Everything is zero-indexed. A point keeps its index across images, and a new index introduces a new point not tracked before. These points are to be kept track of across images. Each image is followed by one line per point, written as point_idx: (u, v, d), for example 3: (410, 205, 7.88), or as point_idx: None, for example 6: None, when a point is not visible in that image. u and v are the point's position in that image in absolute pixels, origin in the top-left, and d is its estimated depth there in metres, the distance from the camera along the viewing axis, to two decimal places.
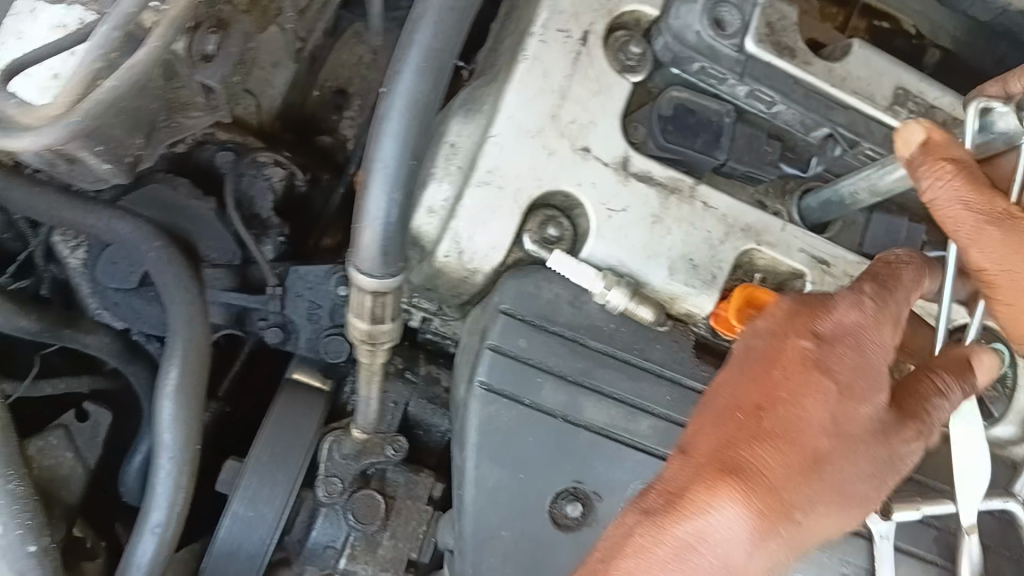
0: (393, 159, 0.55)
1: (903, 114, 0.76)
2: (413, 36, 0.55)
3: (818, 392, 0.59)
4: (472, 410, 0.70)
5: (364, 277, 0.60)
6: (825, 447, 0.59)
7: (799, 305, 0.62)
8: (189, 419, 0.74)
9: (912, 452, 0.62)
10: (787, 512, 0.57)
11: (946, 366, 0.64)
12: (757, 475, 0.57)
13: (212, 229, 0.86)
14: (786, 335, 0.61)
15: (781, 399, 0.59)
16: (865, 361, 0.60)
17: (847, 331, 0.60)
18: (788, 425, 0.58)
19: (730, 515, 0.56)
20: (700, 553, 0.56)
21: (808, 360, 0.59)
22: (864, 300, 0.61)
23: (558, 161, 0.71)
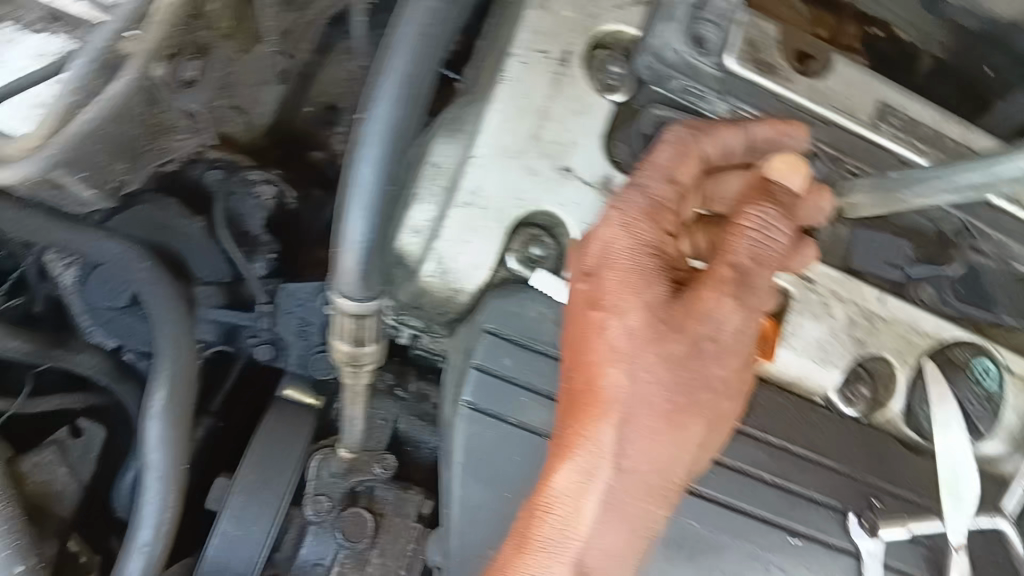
0: (371, 183, 0.56)
1: (886, 130, 0.76)
2: (388, 64, 0.56)
3: (594, 329, 0.60)
4: (456, 430, 0.71)
5: (345, 301, 0.60)
6: (639, 355, 0.58)
7: (577, 248, 0.63)
8: (176, 440, 0.74)
9: (719, 323, 0.57)
10: (636, 423, 0.60)
11: (748, 193, 0.60)
12: (600, 405, 0.60)
13: (202, 245, 0.88)
14: (574, 282, 0.62)
15: (579, 336, 0.61)
16: (621, 278, 0.59)
17: (603, 256, 0.60)
18: (586, 379, 0.60)
19: (563, 484, 0.60)
20: (581, 486, 0.60)
21: (585, 300, 0.61)
22: (611, 219, 0.60)
23: (540, 181, 0.71)
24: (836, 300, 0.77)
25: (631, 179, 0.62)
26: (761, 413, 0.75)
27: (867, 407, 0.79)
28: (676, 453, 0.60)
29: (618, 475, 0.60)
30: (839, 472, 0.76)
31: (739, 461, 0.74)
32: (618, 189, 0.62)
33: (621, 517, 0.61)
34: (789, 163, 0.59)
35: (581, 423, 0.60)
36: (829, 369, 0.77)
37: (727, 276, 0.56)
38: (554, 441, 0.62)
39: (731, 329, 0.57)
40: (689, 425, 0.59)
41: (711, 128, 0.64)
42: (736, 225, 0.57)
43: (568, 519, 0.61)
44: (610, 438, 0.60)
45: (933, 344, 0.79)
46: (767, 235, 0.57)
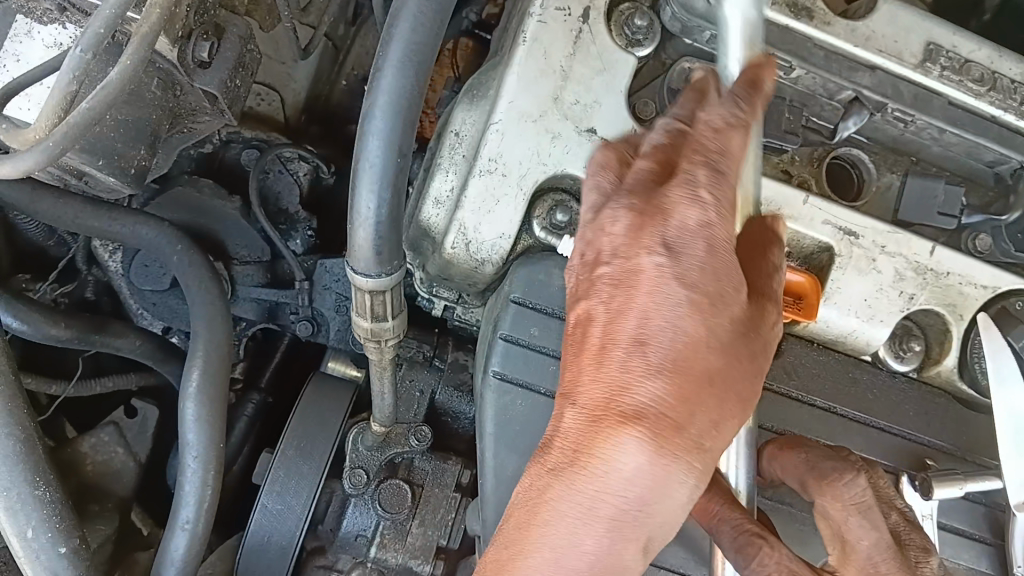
0: (379, 157, 0.55)
1: (935, 71, 0.71)
2: (391, 30, 0.54)
3: (682, 304, 0.50)
4: (487, 400, 0.70)
5: (362, 276, 0.59)
6: (731, 342, 0.51)
7: (638, 214, 0.53)
8: (214, 419, 0.74)
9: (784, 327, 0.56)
10: (721, 414, 0.51)
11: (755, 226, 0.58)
12: (688, 388, 0.50)
13: (238, 226, 0.89)
14: (633, 248, 0.52)
15: (654, 311, 0.50)
16: (717, 261, 0.51)
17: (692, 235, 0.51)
18: (678, 359, 0.50)
19: (637, 469, 0.49)
20: (655, 479, 0.49)
21: (663, 272, 0.51)
22: (701, 197, 0.51)
23: (562, 144, 0.69)
24: (883, 253, 0.71)
25: (715, 160, 0.52)
26: (804, 377, 0.72)
27: (918, 364, 0.75)
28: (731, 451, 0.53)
29: (695, 470, 0.50)
30: (889, 433, 0.73)
31: (781, 425, 0.71)
32: (698, 167, 0.52)
33: (677, 513, 0.51)
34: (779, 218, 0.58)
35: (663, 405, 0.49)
36: (877, 325, 0.72)
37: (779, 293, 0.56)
38: (627, 422, 0.50)
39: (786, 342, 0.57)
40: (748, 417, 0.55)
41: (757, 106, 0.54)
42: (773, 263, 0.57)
43: (642, 509, 0.50)
44: (695, 426, 0.50)
45: (990, 295, 0.74)
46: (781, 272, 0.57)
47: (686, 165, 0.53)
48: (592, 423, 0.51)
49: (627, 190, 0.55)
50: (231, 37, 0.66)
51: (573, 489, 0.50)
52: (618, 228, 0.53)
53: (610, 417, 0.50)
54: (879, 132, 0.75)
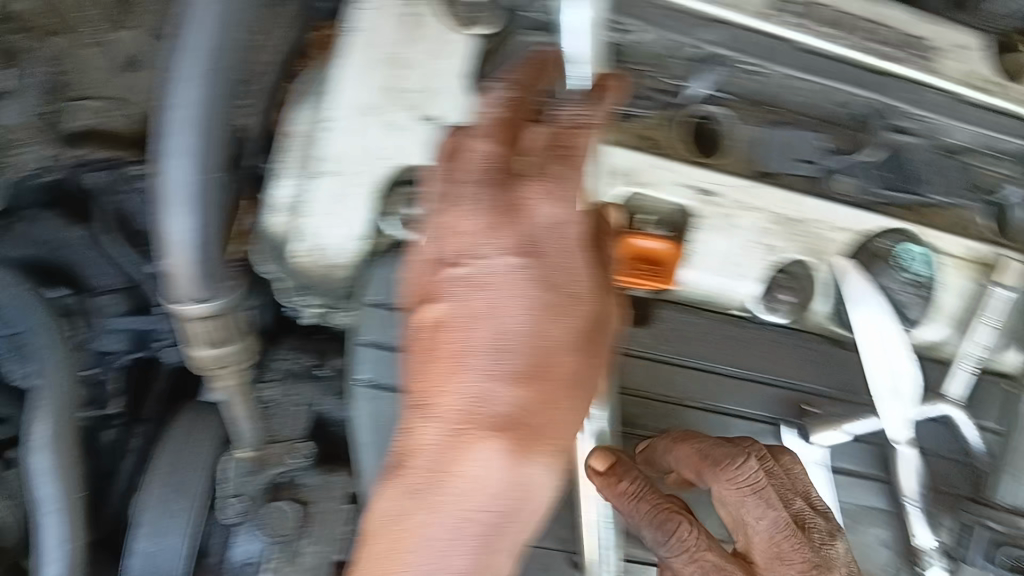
0: (188, 181, 0.51)
1: (778, 17, 0.66)
2: (182, 38, 0.48)
3: (527, 315, 0.53)
4: (358, 409, 0.68)
5: (188, 306, 0.55)
6: (575, 350, 0.55)
7: (499, 212, 0.52)
8: (70, 469, 0.71)
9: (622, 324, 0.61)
10: (568, 415, 0.57)
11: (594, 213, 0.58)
12: (541, 391, 0.55)
13: (89, 257, 0.85)
14: (489, 258, 0.53)
15: (510, 323, 0.54)
16: (560, 267, 0.54)
17: (548, 236, 0.53)
18: (529, 367, 0.54)
19: (496, 469, 0.54)
20: (517, 477, 0.55)
21: (517, 282, 0.53)
22: (555, 197, 0.52)
23: (401, 136, 0.65)
24: (743, 210, 0.70)
25: (561, 161, 0.51)
26: (681, 342, 0.75)
27: (793, 315, 0.75)
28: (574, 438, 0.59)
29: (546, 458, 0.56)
30: (768, 384, 0.77)
31: (660, 389, 0.73)
32: (552, 166, 0.51)
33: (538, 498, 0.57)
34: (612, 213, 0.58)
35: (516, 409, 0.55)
36: (741, 282, 0.72)
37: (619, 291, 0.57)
38: (489, 431, 0.54)
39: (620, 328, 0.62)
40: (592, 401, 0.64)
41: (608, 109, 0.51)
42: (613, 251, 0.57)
43: (502, 504, 0.56)
44: (545, 424, 0.56)
45: (856, 241, 0.73)
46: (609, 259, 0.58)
47: (539, 158, 0.52)
48: (455, 434, 0.54)
49: (479, 184, 0.52)
50: None
51: (439, 506, 0.55)
52: (474, 225, 0.52)
53: (470, 424, 0.54)
54: None
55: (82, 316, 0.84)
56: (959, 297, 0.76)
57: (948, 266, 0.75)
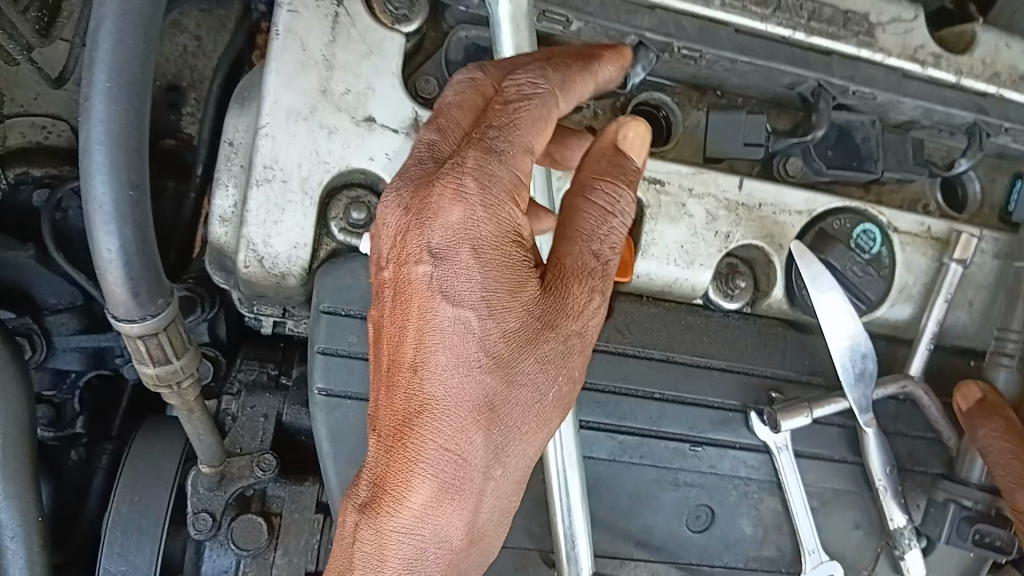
0: (108, 195, 0.50)
1: (717, 1, 0.69)
2: (92, 54, 0.49)
3: (449, 331, 0.47)
4: (317, 420, 0.67)
5: (126, 322, 0.54)
6: (508, 357, 0.48)
7: (407, 211, 0.47)
8: (27, 493, 0.69)
9: (583, 316, 0.50)
10: (507, 428, 0.50)
11: (593, 157, 0.52)
12: (462, 414, 0.48)
13: (42, 276, 0.83)
14: (402, 261, 0.48)
15: (420, 339, 0.48)
16: (486, 271, 0.47)
17: (456, 238, 0.46)
18: (442, 388, 0.48)
19: (424, 500, 0.50)
20: (449, 501, 0.50)
21: (428, 287, 0.47)
22: (468, 192, 0.46)
23: (340, 139, 0.64)
24: (692, 197, 0.71)
25: (495, 133, 0.47)
26: (643, 335, 0.70)
27: (749, 298, 0.75)
28: (536, 444, 0.53)
29: (491, 478, 0.51)
30: (730, 371, 0.73)
31: (625, 386, 0.70)
32: (470, 151, 0.47)
33: (491, 510, 0.54)
34: (640, 136, 0.53)
35: (441, 439, 0.49)
36: (698, 270, 0.71)
37: (591, 265, 0.50)
38: (412, 456, 0.49)
39: (593, 323, 0.51)
40: (550, 421, 0.52)
41: (569, 81, 0.51)
42: (599, 203, 0.51)
43: (442, 525, 0.52)
44: (481, 450, 0.50)
45: (807, 219, 0.73)
46: (611, 220, 0.51)
47: (468, 139, 0.48)
48: (387, 449, 0.51)
49: (406, 175, 0.49)
50: None
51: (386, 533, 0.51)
52: (390, 223, 0.48)
53: (399, 447, 0.50)
54: (674, 71, 0.73)
55: (41, 336, 0.83)
56: (915, 274, 0.75)
57: (899, 243, 0.75)
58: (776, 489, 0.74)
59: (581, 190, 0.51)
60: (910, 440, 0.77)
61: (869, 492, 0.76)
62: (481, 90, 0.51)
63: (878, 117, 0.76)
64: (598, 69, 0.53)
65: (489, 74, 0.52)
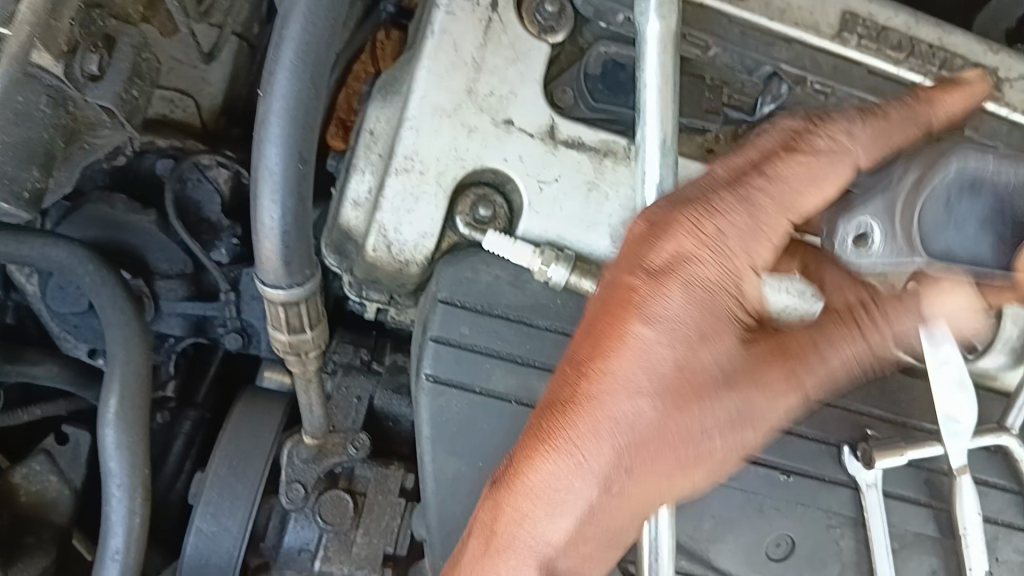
0: (279, 166, 0.53)
1: (854, 41, 0.71)
2: (282, 34, 0.52)
3: (638, 348, 0.51)
4: (421, 404, 0.68)
5: (273, 289, 0.57)
6: (680, 398, 0.51)
7: (647, 230, 0.53)
8: (136, 445, 0.72)
9: (774, 400, 0.52)
10: (648, 461, 0.52)
11: (900, 299, 0.53)
12: (613, 425, 0.51)
13: (158, 240, 0.87)
14: (623, 275, 0.52)
15: (607, 347, 0.52)
16: (694, 308, 0.50)
17: (676, 265, 0.51)
18: (607, 398, 0.51)
19: (544, 482, 0.53)
20: (553, 501, 0.53)
21: (637, 304, 0.51)
22: (704, 232, 0.51)
23: (479, 138, 0.67)
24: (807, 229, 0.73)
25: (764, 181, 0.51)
26: None
27: None
28: (672, 490, 0.54)
29: (608, 497, 0.53)
30: (828, 405, 0.74)
31: None
32: (729, 193, 0.51)
33: (599, 532, 0.55)
34: (885, 175, 0.48)
35: (589, 443, 0.52)
36: None
37: (808, 361, 0.52)
38: (553, 443, 0.53)
39: (784, 412, 0.53)
40: (693, 473, 0.54)
41: (891, 132, 0.52)
42: (857, 321, 0.53)
43: (540, 526, 0.54)
44: (609, 464, 0.52)
45: None
46: (840, 349, 0.53)
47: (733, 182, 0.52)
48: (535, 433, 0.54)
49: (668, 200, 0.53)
50: (123, 49, 0.63)
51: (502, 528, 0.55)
52: (631, 234, 0.54)
53: (544, 432, 0.53)
54: None
55: (150, 298, 0.87)
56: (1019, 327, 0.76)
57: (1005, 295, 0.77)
58: (856, 525, 0.74)
59: (849, 311, 0.53)
60: (997, 493, 0.77)
61: (948, 539, 0.76)
62: (770, 136, 0.53)
63: None
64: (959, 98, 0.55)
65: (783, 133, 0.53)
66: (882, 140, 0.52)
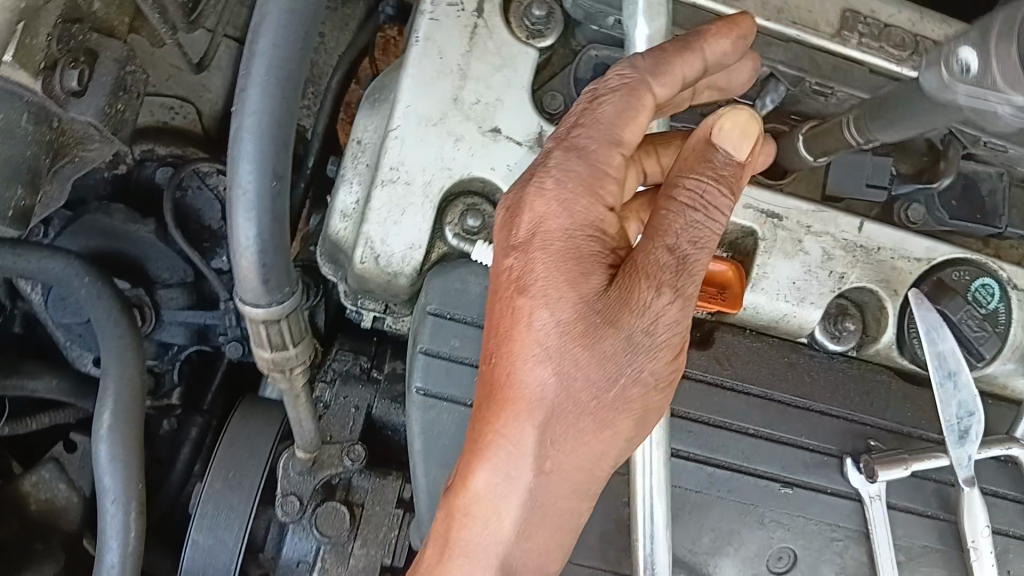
0: (253, 184, 0.52)
1: (855, 39, 0.69)
2: (253, 49, 0.51)
3: (520, 318, 0.50)
4: (412, 418, 0.67)
5: (253, 307, 0.56)
6: (563, 354, 0.49)
7: (506, 212, 0.52)
8: (130, 459, 0.72)
9: (654, 315, 0.47)
10: (560, 423, 0.50)
11: (687, 155, 0.50)
12: (512, 397, 0.50)
13: (157, 250, 0.87)
14: (499, 257, 0.52)
15: (498, 331, 0.51)
16: (555, 262, 0.49)
17: (538, 229, 0.50)
18: (502, 372, 0.51)
19: (481, 485, 0.52)
20: (492, 494, 0.52)
21: (513, 277, 0.50)
22: (548, 190, 0.50)
23: (466, 147, 0.65)
24: (809, 234, 0.71)
25: (578, 132, 0.51)
26: (743, 367, 0.72)
27: (858, 342, 0.74)
28: (604, 451, 0.51)
29: (542, 472, 0.51)
30: (830, 415, 0.72)
31: (717, 417, 0.71)
32: (556, 148, 0.51)
33: (556, 511, 0.53)
34: (737, 125, 0.48)
35: (499, 424, 0.51)
36: (808, 307, 0.71)
37: (667, 261, 0.47)
38: (476, 438, 0.52)
39: (665, 322, 0.48)
40: (617, 424, 0.50)
41: (663, 62, 0.52)
42: (677, 199, 0.48)
43: (490, 517, 0.52)
44: (529, 441, 0.50)
45: (925, 268, 0.73)
46: (707, 217, 0.48)
47: (557, 141, 0.52)
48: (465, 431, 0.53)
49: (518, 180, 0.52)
50: (106, 63, 0.63)
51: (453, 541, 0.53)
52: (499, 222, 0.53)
53: (472, 428, 0.53)
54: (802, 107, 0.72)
55: (151, 307, 0.86)
56: None
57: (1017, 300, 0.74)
58: (861, 538, 0.72)
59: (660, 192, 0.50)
60: (1009, 504, 0.74)
61: (958, 553, 0.74)
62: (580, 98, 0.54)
63: (1005, 172, 0.75)
64: (694, 41, 0.53)
65: (584, 93, 0.53)
66: (660, 65, 0.52)
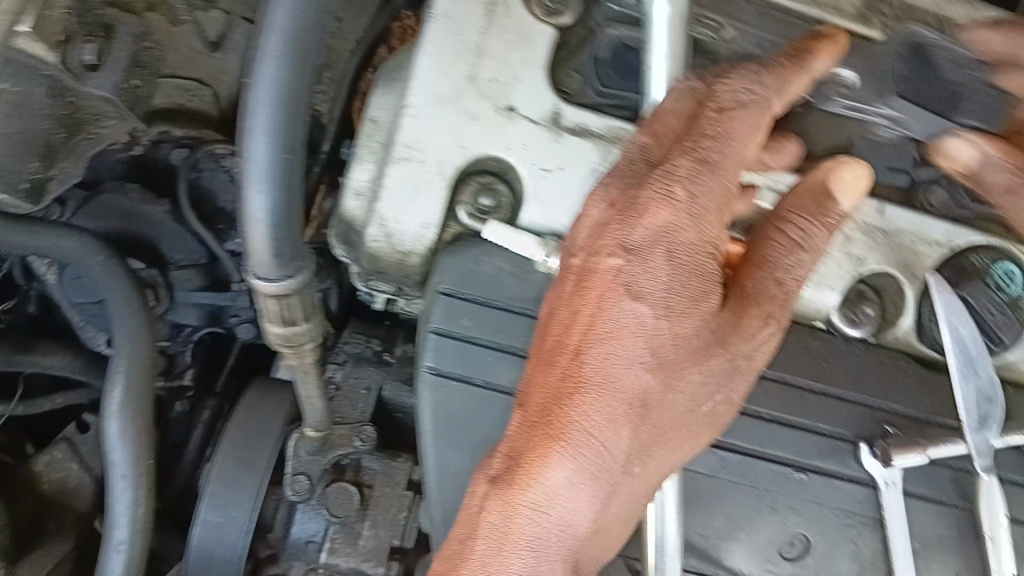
0: (266, 156, 0.52)
1: (878, 20, 0.71)
2: (269, 19, 0.50)
3: (629, 318, 0.55)
4: (423, 398, 0.67)
5: (263, 282, 0.56)
6: (668, 356, 0.56)
7: (608, 214, 0.57)
8: (139, 435, 0.72)
9: (754, 341, 0.57)
10: (649, 426, 0.57)
11: (802, 195, 0.59)
12: (613, 393, 0.55)
13: (171, 231, 0.87)
14: (596, 254, 0.57)
15: (600, 329, 0.56)
16: (674, 273, 0.55)
17: (656, 238, 0.55)
18: (603, 368, 0.56)
19: (562, 481, 0.56)
20: (567, 488, 0.56)
21: (621, 277, 0.55)
22: (675, 199, 0.55)
23: (481, 125, 0.65)
24: None
25: (711, 143, 0.56)
26: None
27: (876, 328, 0.72)
28: (678, 457, 0.60)
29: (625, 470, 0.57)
30: (846, 401, 0.71)
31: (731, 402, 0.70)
32: (684, 159, 0.56)
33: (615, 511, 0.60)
34: (853, 178, 0.58)
35: (593, 416, 0.55)
36: (825, 290, 0.71)
37: (774, 293, 0.57)
38: (563, 432, 0.56)
39: (764, 350, 0.58)
40: (698, 433, 0.60)
41: (785, 86, 0.58)
42: (787, 236, 0.58)
43: (560, 513, 0.56)
44: (623, 437, 0.56)
45: (945, 252, 0.72)
46: (807, 249, 0.58)
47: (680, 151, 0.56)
48: (540, 422, 0.57)
49: (617, 173, 0.58)
50: (122, 38, 0.62)
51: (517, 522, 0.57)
52: (591, 219, 0.58)
53: (552, 421, 0.56)
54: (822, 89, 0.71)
55: (164, 288, 0.87)
56: None
57: None
58: (876, 525, 0.71)
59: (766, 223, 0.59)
60: None
61: (975, 544, 0.73)
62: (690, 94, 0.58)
63: None
64: (812, 66, 0.58)
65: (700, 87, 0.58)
66: (780, 84, 0.58)
